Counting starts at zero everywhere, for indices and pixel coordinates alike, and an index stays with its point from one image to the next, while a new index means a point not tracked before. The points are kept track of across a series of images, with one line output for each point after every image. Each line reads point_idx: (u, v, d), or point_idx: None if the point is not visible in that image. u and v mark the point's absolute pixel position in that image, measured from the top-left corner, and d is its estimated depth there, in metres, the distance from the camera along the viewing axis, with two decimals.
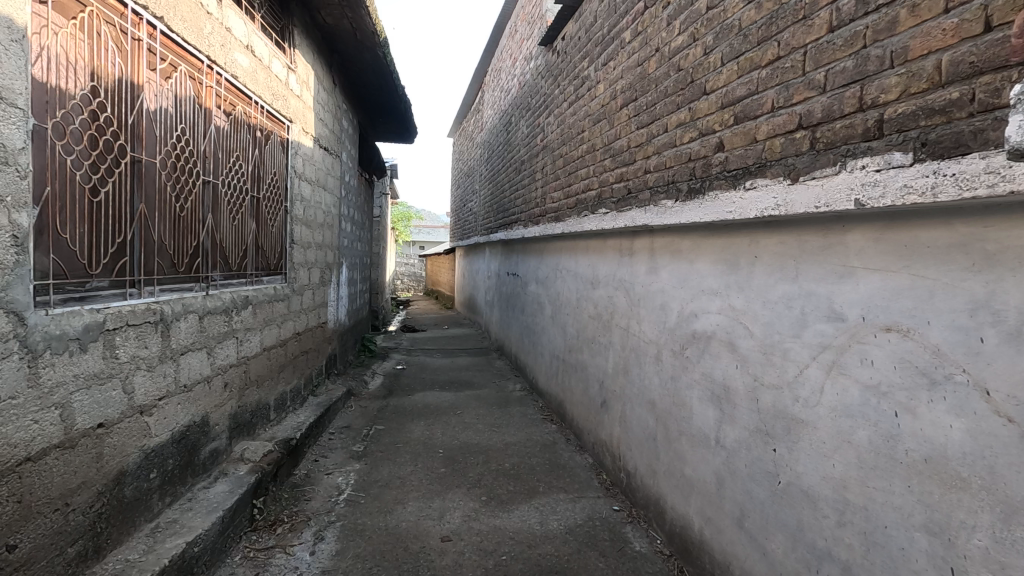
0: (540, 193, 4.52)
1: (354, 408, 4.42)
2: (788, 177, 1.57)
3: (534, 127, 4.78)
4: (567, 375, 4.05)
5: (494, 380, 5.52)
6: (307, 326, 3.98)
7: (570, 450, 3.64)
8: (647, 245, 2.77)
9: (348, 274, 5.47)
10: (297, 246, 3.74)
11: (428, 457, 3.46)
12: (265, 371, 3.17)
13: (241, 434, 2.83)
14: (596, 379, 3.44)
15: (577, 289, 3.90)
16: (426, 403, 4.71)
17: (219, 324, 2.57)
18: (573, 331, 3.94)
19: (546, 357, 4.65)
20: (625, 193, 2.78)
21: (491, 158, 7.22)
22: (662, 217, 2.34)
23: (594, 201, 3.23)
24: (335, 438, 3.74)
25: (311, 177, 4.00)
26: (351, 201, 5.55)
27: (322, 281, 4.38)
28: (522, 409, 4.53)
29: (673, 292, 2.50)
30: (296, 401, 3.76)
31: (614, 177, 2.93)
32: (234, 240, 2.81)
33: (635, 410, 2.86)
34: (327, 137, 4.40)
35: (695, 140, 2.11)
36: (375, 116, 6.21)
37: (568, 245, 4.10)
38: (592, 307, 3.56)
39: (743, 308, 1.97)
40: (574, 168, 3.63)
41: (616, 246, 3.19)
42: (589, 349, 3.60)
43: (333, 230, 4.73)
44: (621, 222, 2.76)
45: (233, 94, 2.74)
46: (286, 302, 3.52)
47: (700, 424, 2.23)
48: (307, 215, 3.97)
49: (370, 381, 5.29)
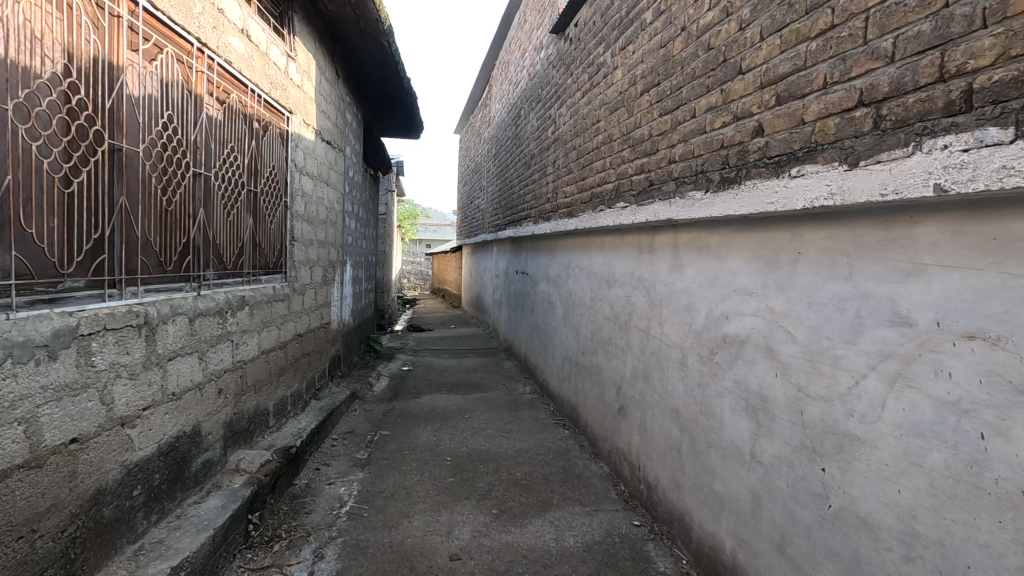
0: (552, 188, 4.33)
1: (358, 413, 4.25)
2: (845, 161, 1.38)
3: (545, 119, 4.59)
4: (581, 378, 3.86)
5: (502, 382, 5.34)
6: (308, 327, 3.81)
7: (584, 458, 3.45)
8: (671, 241, 2.57)
9: (352, 272, 5.31)
10: (297, 244, 3.57)
11: (435, 465, 3.29)
12: (264, 375, 3.01)
13: (237, 443, 2.67)
14: (613, 383, 3.26)
15: (591, 288, 3.71)
16: (433, 407, 4.53)
17: (212, 327, 2.40)
18: (587, 333, 3.75)
19: (558, 358, 4.46)
20: (646, 186, 2.59)
21: (500, 153, 7.03)
22: (690, 210, 2.15)
23: (611, 195, 3.04)
24: (338, 445, 3.57)
25: (313, 171, 3.83)
26: (355, 197, 5.39)
27: (325, 280, 4.21)
28: (533, 413, 4.34)
29: (700, 293, 2.31)
30: (297, 406, 3.59)
31: (633, 168, 2.74)
32: (228, 237, 2.64)
33: (656, 419, 2.68)
34: (330, 130, 4.23)
35: (728, 125, 1.92)
36: (380, 110, 6.04)
37: (582, 242, 3.91)
38: (608, 307, 3.38)
39: (784, 310, 1.77)
40: (589, 161, 3.44)
41: (634, 243, 3.00)
42: (604, 352, 3.41)
43: (337, 227, 4.56)
44: (643, 217, 2.58)
45: (227, 80, 2.56)
46: (286, 302, 3.35)
47: (733, 437, 2.04)
48: (308, 211, 3.80)
49: (375, 383, 5.13)
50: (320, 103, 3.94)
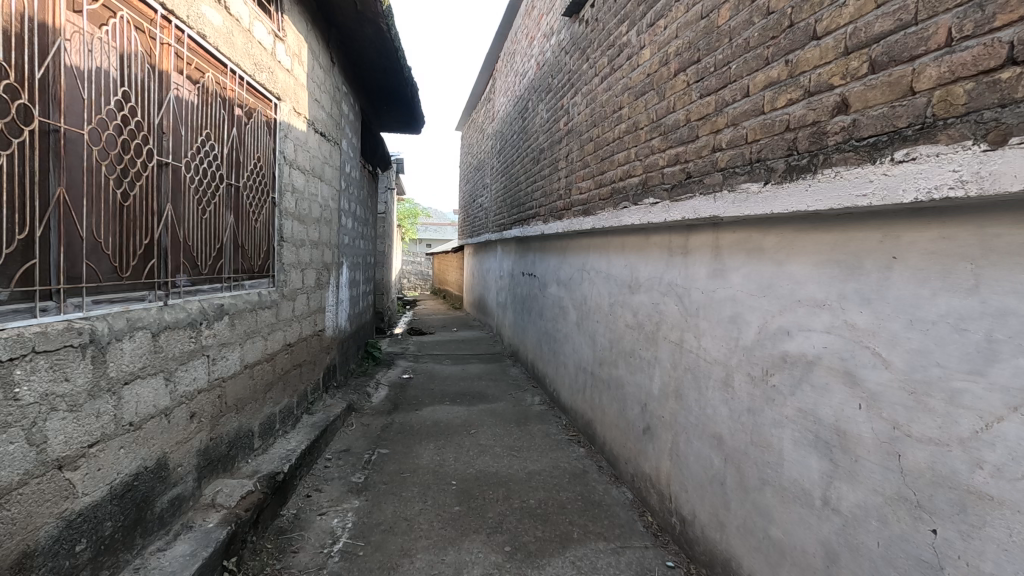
0: (565, 185, 4.00)
1: (354, 427, 3.92)
2: (985, 139, 1.05)
3: (557, 110, 4.26)
4: (598, 391, 3.53)
5: (509, 392, 5.01)
6: (299, 336, 3.48)
7: (603, 481, 3.13)
8: (712, 242, 2.24)
9: (349, 275, 4.97)
10: (287, 245, 3.24)
11: (439, 491, 2.97)
12: (247, 392, 2.68)
13: (214, 472, 2.34)
14: (637, 400, 2.93)
15: (610, 294, 3.38)
16: (436, 420, 4.20)
17: (183, 342, 2.07)
18: (605, 342, 3.42)
19: (571, 368, 4.13)
20: (682, 179, 2.27)
21: (504, 149, 6.70)
22: (742, 206, 1.82)
23: (637, 190, 2.71)
24: (332, 466, 3.24)
25: (305, 165, 3.50)
26: (353, 195, 5.05)
27: (319, 284, 3.89)
28: (545, 428, 4.01)
29: (750, 303, 1.98)
30: (286, 424, 3.26)
31: (665, 159, 2.41)
32: (203, 237, 2.31)
33: (693, 445, 2.35)
34: (325, 121, 3.90)
35: (796, 102, 1.59)
36: (379, 102, 5.71)
37: (599, 242, 3.58)
38: (631, 316, 3.05)
39: (871, 329, 1.45)
40: (609, 153, 3.11)
41: (664, 244, 2.67)
42: (626, 364, 3.08)
43: (332, 227, 4.23)
44: (679, 214, 2.25)
45: (201, 57, 2.24)
46: (273, 309, 3.02)
47: (796, 477, 1.71)
48: (300, 209, 3.47)
49: (373, 393, 4.79)
50: (313, 92, 3.61)
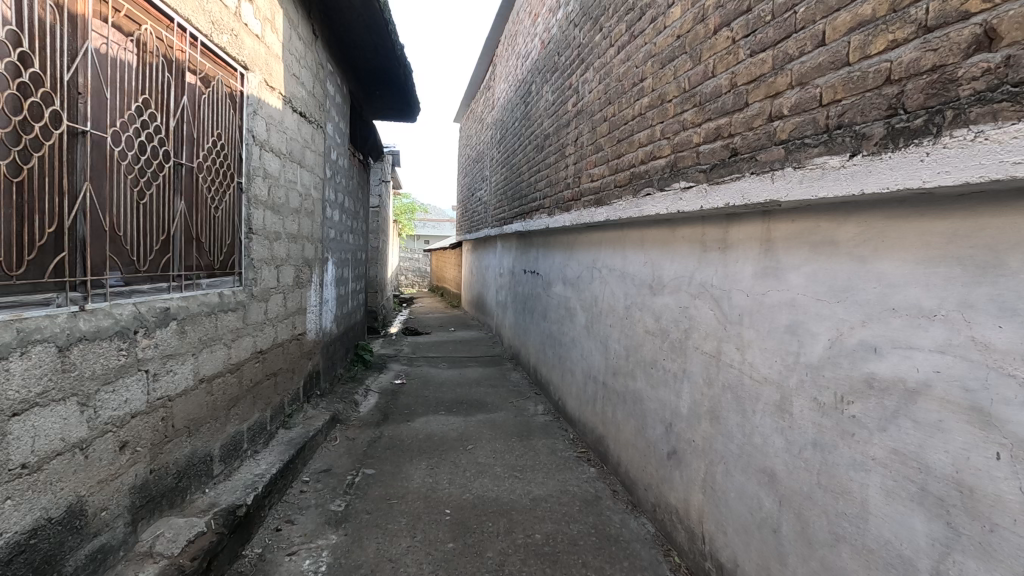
0: (573, 173, 3.59)
1: (338, 443, 3.52)
2: None
3: (564, 89, 3.85)
4: (612, 405, 3.13)
5: (510, 400, 4.61)
6: (274, 341, 3.07)
7: (619, 509, 2.74)
8: (762, 234, 1.84)
9: (335, 272, 4.56)
10: (258, 238, 2.83)
11: (431, 522, 2.57)
12: (203, 411, 2.27)
13: (155, 511, 1.94)
14: (661, 418, 2.53)
15: (626, 295, 2.98)
16: (429, 433, 3.79)
17: (109, 356, 1.66)
18: (621, 350, 3.02)
19: (579, 376, 3.73)
20: (725, 158, 1.86)
21: (506, 139, 6.28)
22: (816, 186, 1.42)
23: (663, 173, 2.31)
24: (308, 491, 2.84)
25: (281, 148, 3.09)
26: (340, 185, 4.64)
27: (298, 282, 3.48)
28: (550, 443, 3.61)
29: (817, 309, 1.58)
30: (257, 442, 2.86)
31: (701, 135, 2.01)
32: (142, 227, 1.91)
33: (735, 480, 1.95)
34: (305, 100, 3.49)
35: (903, 44, 1.19)
36: (370, 86, 5.29)
37: (614, 236, 3.17)
38: (652, 322, 2.65)
39: (1019, 352, 1.05)
40: (628, 134, 2.71)
41: (696, 237, 2.27)
42: (647, 376, 2.69)
43: (314, 219, 3.82)
44: (721, 199, 1.85)
45: (138, 5, 1.83)
46: (240, 312, 2.62)
47: (888, 538, 1.32)
48: (275, 197, 3.07)
49: (361, 402, 4.39)
50: (291, 66, 3.19)
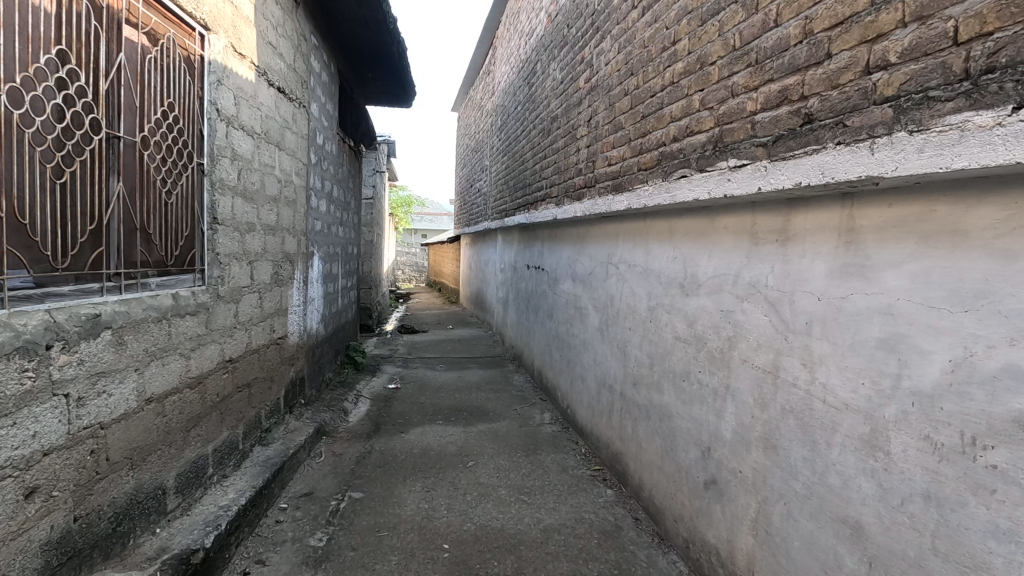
0: (586, 157, 3.20)
1: (323, 460, 3.14)
2: None
3: (575, 64, 3.47)
4: (632, 420, 2.77)
5: (514, 407, 4.24)
6: (247, 347, 2.70)
7: (645, 543, 2.38)
8: (840, 223, 1.47)
9: (323, 267, 4.17)
10: (226, 230, 2.45)
11: (428, 559, 2.21)
12: (152, 437, 1.89)
13: (84, 566, 1.57)
14: (695, 441, 2.17)
15: (649, 295, 2.60)
16: (425, 447, 3.42)
17: (4, 383, 1.28)
18: (643, 357, 2.65)
19: (592, 384, 3.36)
20: (793, 127, 1.49)
21: (507, 125, 5.89)
22: (949, 155, 1.04)
23: (704, 151, 1.93)
24: (286, 521, 2.47)
25: (255, 127, 2.71)
26: (328, 173, 4.25)
27: (277, 280, 3.10)
28: (559, 459, 3.25)
29: (927, 320, 1.22)
30: (227, 465, 2.49)
31: (758, 100, 1.64)
32: (62, 212, 1.53)
33: (800, 527, 1.59)
34: (285, 74, 3.10)
35: None
36: (361, 66, 4.89)
37: (635, 228, 2.78)
38: (684, 327, 2.27)
39: None
40: (656, 108, 2.33)
41: (744, 228, 1.89)
42: (678, 390, 2.32)
43: (296, 209, 3.43)
44: (790, 180, 1.47)
45: None
46: (203, 315, 2.24)
47: None
48: (249, 183, 2.68)
49: (351, 410, 4.02)
50: (266, 33, 2.80)
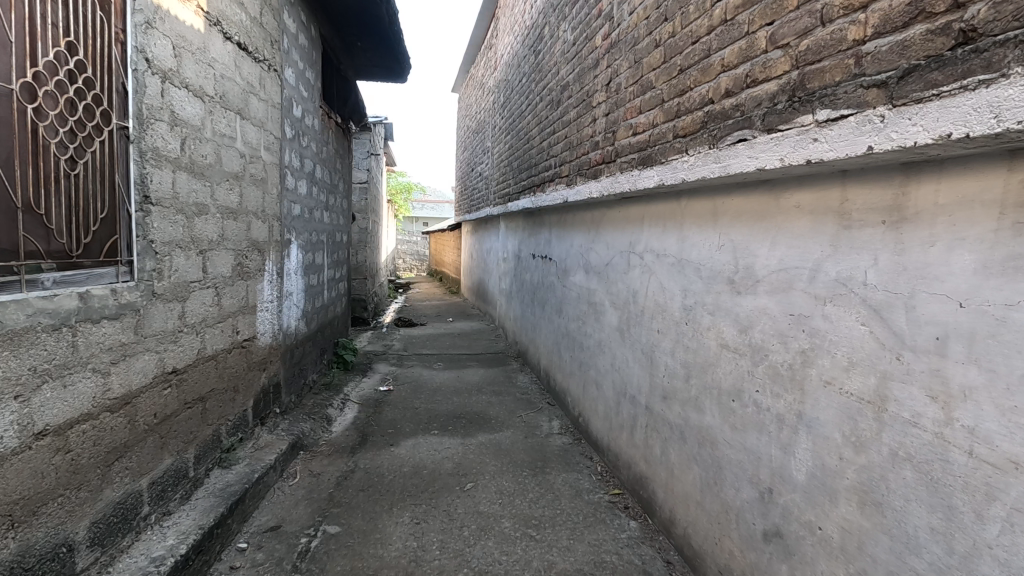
0: (605, 128, 2.72)
1: (298, 482, 2.71)
2: None
3: (590, 19, 2.97)
4: (661, 440, 2.31)
5: (519, 413, 3.80)
6: (200, 353, 2.25)
7: None
8: (1005, 195, 1.02)
9: (303, 257, 3.71)
10: (167, 211, 1.98)
11: None
12: (46, 483, 1.45)
13: None
14: (751, 478, 1.72)
15: (686, 292, 2.13)
16: (417, 463, 2.98)
17: None
18: (677, 367, 2.19)
19: (609, 392, 2.91)
20: (936, 53, 1.02)
21: (511, 101, 5.37)
22: None
23: (774, 104, 1.46)
24: (244, 566, 2.03)
25: (206, 87, 2.24)
26: (309, 150, 3.76)
27: (241, 272, 2.64)
28: (571, 480, 2.80)
29: None
30: (172, 497, 2.05)
31: (869, 22, 1.17)
32: None
33: None
34: (248, 28, 2.62)
35: None
36: (346, 32, 4.39)
37: (666, 210, 2.31)
38: (735, 334, 1.81)
39: None
40: (699, 56, 1.85)
41: (829, 207, 1.42)
42: (726, 412, 1.86)
43: (267, 190, 2.95)
44: (932, 129, 0.99)
45: None
46: (132, 318, 1.79)
47: None
48: (200, 155, 2.22)
49: (335, 418, 3.57)
50: None
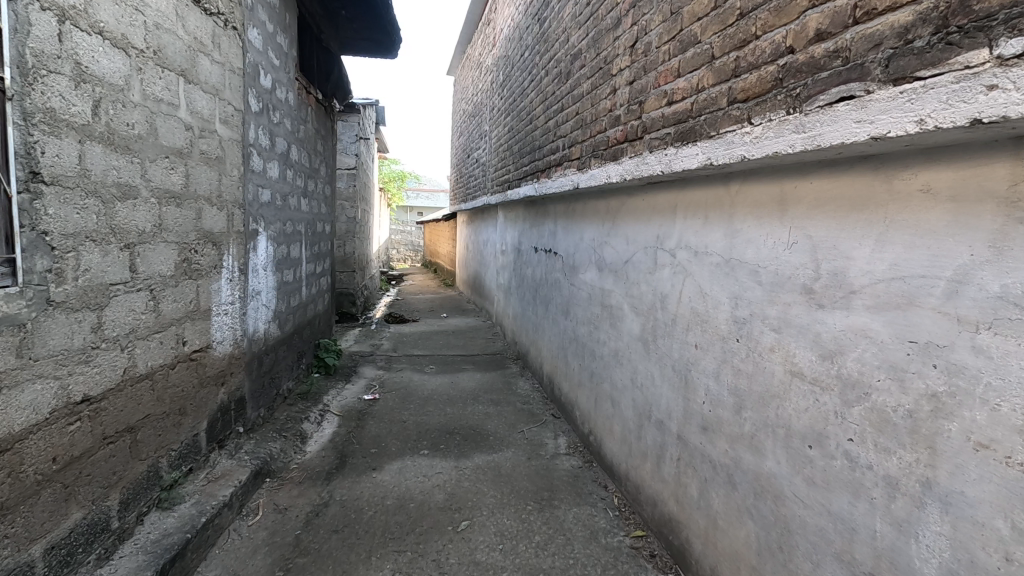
0: (629, 98, 2.26)
1: (258, 521, 2.26)
2: None
3: None
4: (701, 481, 1.88)
5: (520, 428, 3.36)
6: (127, 372, 1.79)
7: None
8: None
9: (275, 250, 3.24)
10: (72, 194, 1.52)
11: None
12: None
13: None
14: (841, 556, 1.29)
15: (737, 302, 1.69)
16: (403, 493, 2.55)
17: None
18: (723, 394, 1.76)
19: (629, 413, 2.47)
20: None
21: (512, 78, 4.88)
22: None
23: (908, 42, 1.01)
24: None
25: (132, 35, 1.76)
26: (281, 128, 3.28)
27: (189, 269, 2.18)
28: (585, 518, 2.37)
29: None
30: (84, 560, 1.60)
31: None
32: None
33: None
34: None
35: None
36: None
37: (711, 197, 1.85)
38: (814, 361, 1.37)
39: None
40: None
41: (992, 191, 0.97)
42: (799, 461, 1.43)
43: (225, 171, 2.49)
44: None
45: None
46: (11, 337, 1.33)
47: None
48: (126, 122, 1.76)
49: (311, 435, 3.12)
50: None
